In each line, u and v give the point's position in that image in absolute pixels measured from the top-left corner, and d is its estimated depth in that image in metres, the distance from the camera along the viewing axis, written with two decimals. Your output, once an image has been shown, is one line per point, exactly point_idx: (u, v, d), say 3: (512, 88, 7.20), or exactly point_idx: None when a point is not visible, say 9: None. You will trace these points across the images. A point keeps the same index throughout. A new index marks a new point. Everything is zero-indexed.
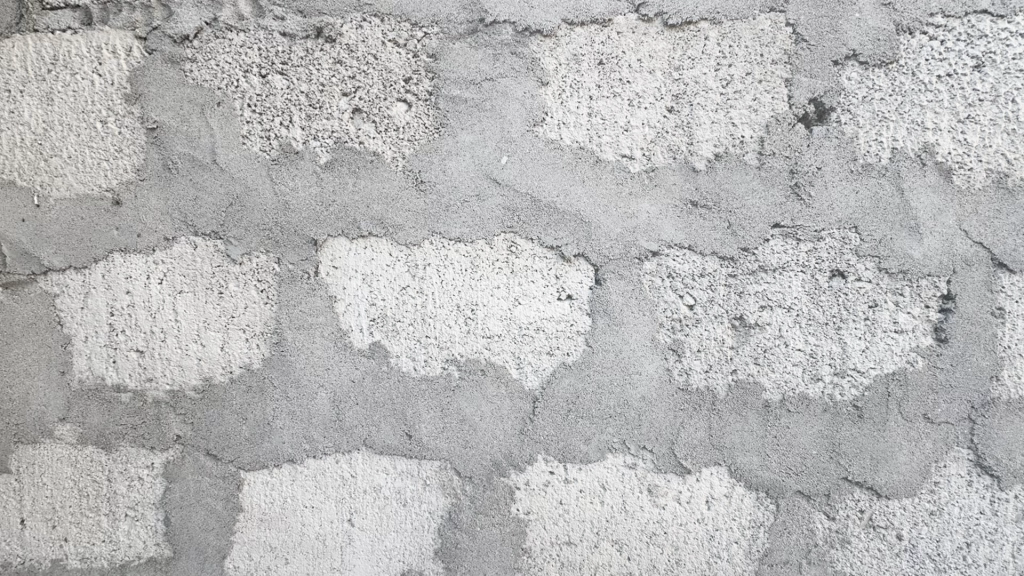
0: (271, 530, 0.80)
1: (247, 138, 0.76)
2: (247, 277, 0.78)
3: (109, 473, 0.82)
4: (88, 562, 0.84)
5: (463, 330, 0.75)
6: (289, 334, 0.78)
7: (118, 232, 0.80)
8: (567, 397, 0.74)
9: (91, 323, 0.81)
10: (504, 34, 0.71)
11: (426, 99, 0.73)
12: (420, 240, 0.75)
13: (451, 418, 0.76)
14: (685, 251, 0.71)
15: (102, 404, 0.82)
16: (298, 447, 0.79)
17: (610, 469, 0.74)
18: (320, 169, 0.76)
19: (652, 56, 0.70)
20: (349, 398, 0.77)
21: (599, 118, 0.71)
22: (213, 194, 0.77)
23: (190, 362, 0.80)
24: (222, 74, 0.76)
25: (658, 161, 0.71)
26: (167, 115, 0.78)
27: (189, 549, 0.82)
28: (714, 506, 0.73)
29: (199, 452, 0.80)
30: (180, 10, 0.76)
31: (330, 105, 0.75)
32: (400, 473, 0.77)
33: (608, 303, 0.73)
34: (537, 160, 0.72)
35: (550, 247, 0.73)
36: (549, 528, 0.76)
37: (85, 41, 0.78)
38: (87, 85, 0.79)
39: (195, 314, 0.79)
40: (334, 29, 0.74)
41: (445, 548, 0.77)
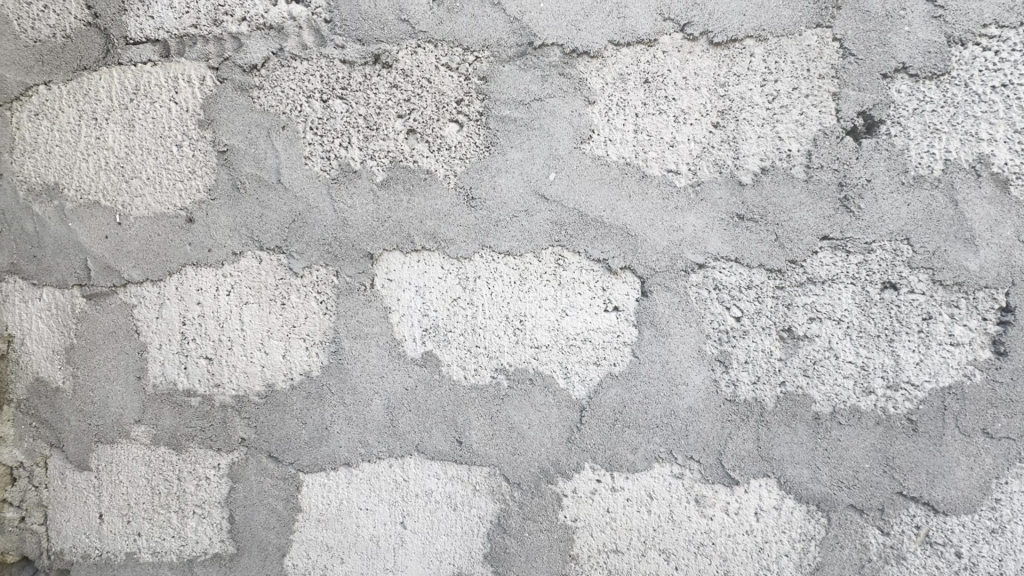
0: (328, 531, 0.84)
1: (310, 159, 0.82)
2: (307, 288, 0.83)
3: (179, 473, 0.88)
4: (158, 556, 0.90)
5: (512, 340, 0.78)
6: (346, 343, 0.82)
7: (191, 247, 0.86)
8: (614, 407, 0.76)
9: (165, 332, 0.87)
10: (552, 56, 0.74)
11: (477, 120, 0.77)
12: (470, 253, 0.78)
13: (500, 425, 0.78)
14: (731, 263, 0.72)
15: (174, 407, 0.88)
16: (354, 452, 0.83)
17: (657, 478, 0.75)
18: (376, 187, 0.80)
19: (697, 73, 0.72)
20: (403, 404, 0.81)
21: (644, 135, 0.73)
22: (278, 211, 0.83)
23: (255, 368, 0.85)
24: (287, 99, 0.82)
25: (704, 175, 0.72)
26: (237, 138, 0.83)
27: (251, 547, 0.86)
28: (763, 519, 0.73)
29: (261, 454, 0.85)
30: (249, 41, 0.82)
31: (386, 126, 0.80)
32: (450, 477, 0.80)
33: (654, 314, 0.74)
34: (584, 176, 0.75)
35: (597, 259, 0.75)
36: (596, 535, 0.78)
37: (163, 72, 0.85)
38: (165, 112, 0.86)
39: (259, 323, 0.84)
40: (390, 55, 0.79)
41: (494, 553, 0.80)
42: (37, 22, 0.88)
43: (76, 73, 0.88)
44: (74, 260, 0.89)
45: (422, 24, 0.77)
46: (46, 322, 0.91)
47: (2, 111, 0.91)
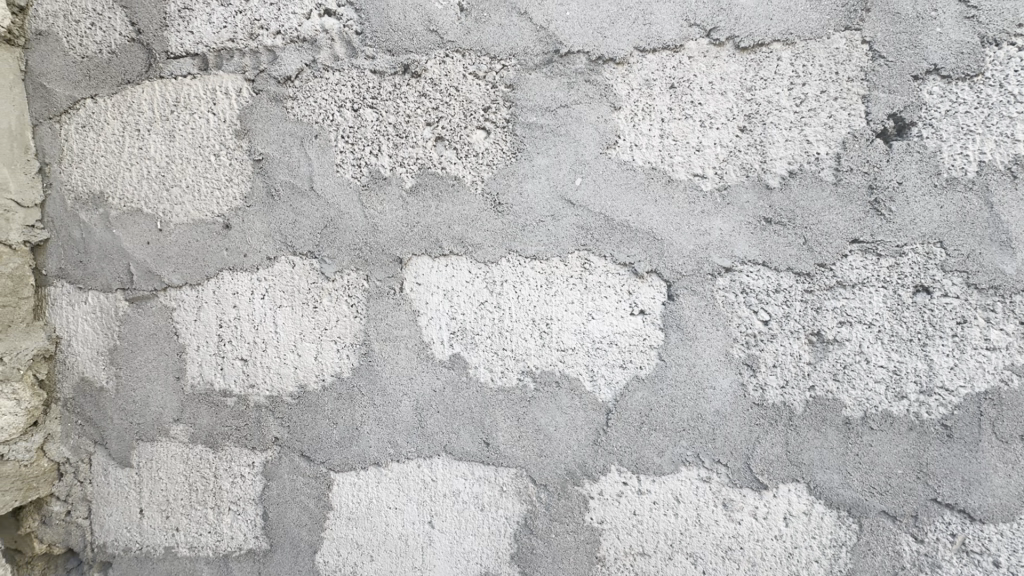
0: (358, 529, 0.86)
1: (341, 166, 0.84)
2: (339, 292, 0.85)
3: (215, 470, 0.91)
4: (195, 551, 0.93)
5: (539, 343, 0.79)
6: (376, 345, 0.84)
7: (228, 252, 0.89)
8: (640, 409, 0.76)
9: (203, 334, 0.91)
10: (578, 64, 0.75)
11: (504, 127, 0.78)
12: (497, 257, 0.79)
13: (527, 428, 0.79)
14: (759, 267, 0.72)
15: (210, 407, 0.91)
16: (383, 452, 0.85)
17: (683, 482, 0.76)
18: (405, 194, 0.82)
19: (723, 78, 0.72)
20: (431, 406, 0.82)
21: (670, 140, 0.74)
22: (310, 218, 0.85)
23: (288, 369, 0.88)
24: (320, 109, 0.84)
25: (731, 179, 0.72)
26: (271, 147, 0.86)
27: (284, 543, 0.89)
28: (792, 524, 0.73)
29: (294, 453, 0.88)
30: (283, 54, 0.85)
31: (415, 134, 0.82)
32: (478, 478, 0.82)
33: (680, 318, 0.74)
34: (610, 181, 0.75)
35: (623, 263, 0.76)
36: (623, 538, 0.78)
37: (202, 85, 0.89)
38: (204, 123, 0.89)
39: (293, 326, 0.87)
40: (419, 64, 0.81)
41: (521, 553, 0.81)
42: (84, 39, 0.93)
43: (120, 87, 0.92)
44: (117, 265, 0.93)
45: (450, 35, 0.79)
46: (91, 325, 0.96)
47: (51, 123, 0.96)
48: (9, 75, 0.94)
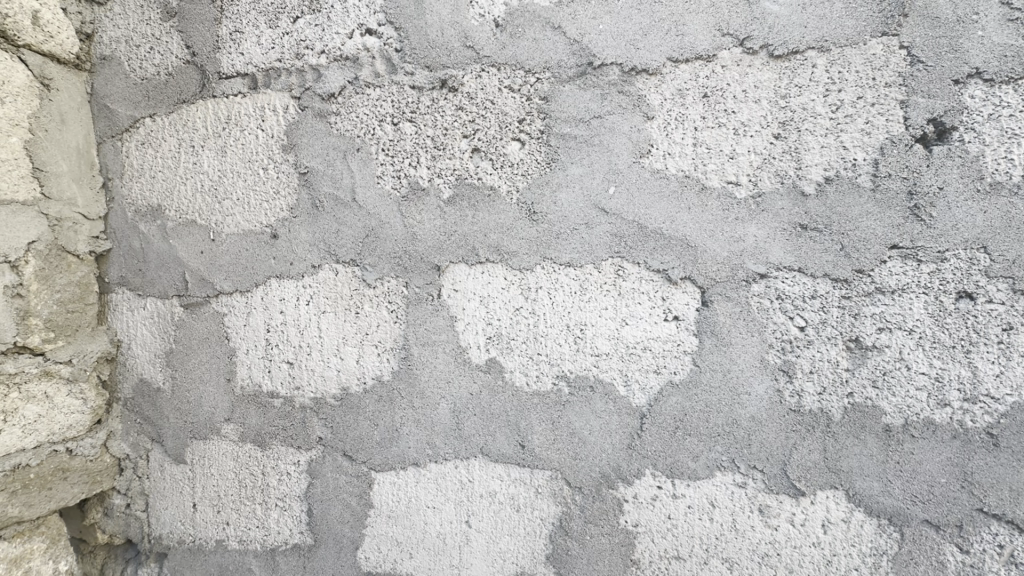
0: (397, 527, 0.89)
1: (382, 178, 0.88)
2: (379, 298, 0.88)
3: (263, 468, 0.96)
4: (244, 544, 0.98)
5: (573, 348, 0.81)
6: (415, 350, 0.87)
7: (275, 261, 0.94)
8: (674, 414, 0.77)
9: (252, 338, 0.96)
10: (611, 75, 0.77)
11: (539, 137, 0.81)
12: (532, 264, 0.82)
13: (562, 431, 0.81)
14: (795, 273, 0.72)
15: (259, 407, 0.96)
16: (422, 452, 0.88)
17: (719, 486, 0.76)
18: (443, 204, 0.85)
19: (757, 86, 0.73)
20: (468, 408, 0.85)
21: (704, 148, 0.75)
22: (353, 227, 0.89)
23: (331, 372, 0.92)
24: (362, 124, 0.88)
25: (765, 186, 0.73)
26: (316, 161, 0.91)
27: (327, 538, 0.93)
28: (831, 531, 0.72)
29: (337, 452, 0.91)
30: (327, 72, 0.89)
31: (453, 146, 0.85)
32: (514, 479, 0.84)
33: (715, 324, 0.75)
34: (643, 189, 0.77)
35: (657, 270, 0.77)
36: (657, 541, 0.79)
37: (252, 102, 0.94)
38: (253, 139, 0.94)
39: (336, 331, 0.91)
40: (456, 79, 0.84)
41: (556, 554, 0.82)
42: (144, 62, 1.00)
43: (177, 106, 0.98)
44: (174, 273, 0.99)
45: (486, 50, 0.82)
46: (149, 329, 1.02)
47: (114, 141, 1.03)
48: (76, 96, 1.01)
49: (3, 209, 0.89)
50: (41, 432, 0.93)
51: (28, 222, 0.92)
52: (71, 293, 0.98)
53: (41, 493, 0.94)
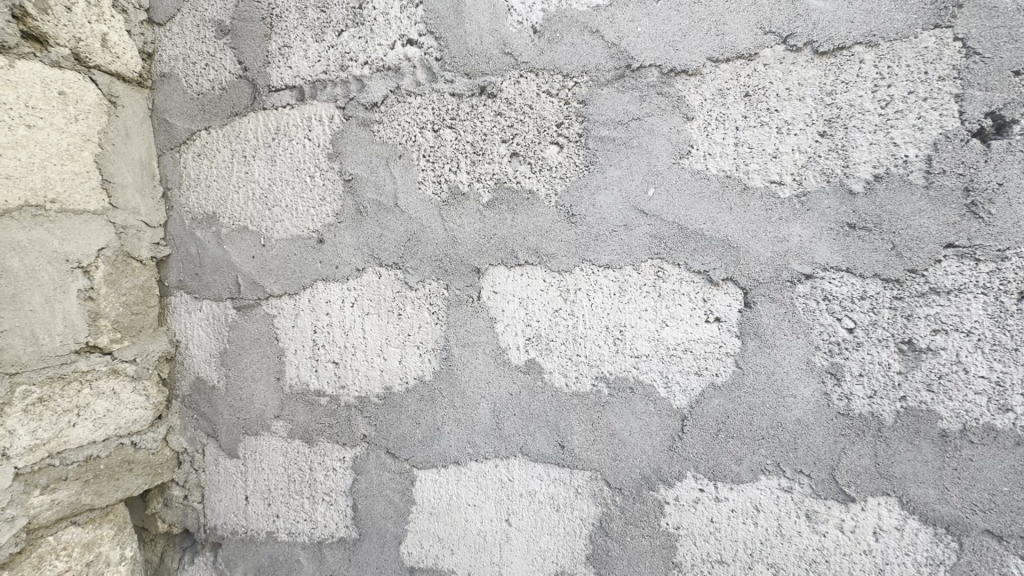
0: (438, 523, 0.92)
1: (423, 184, 0.90)
2: (421, 300, 0.91)
3: (311, 463, 1.00)
4: (293, 536, 1.02)
5: (613, 349, 0.81)
6: (456, 350, 0.89)
7: (322, 264, 0.98)
8: (717, 416, 0.76)
9: (300, 339, 1.00)
10: (650, 77, 0.77)
11: (577, 140, 0.82)
12: (571, 266, 0.82)
13: (601, 432, 0.82)
14: (842, 273, 0.70)
15: (307, 405, 1.00)
16: (463, 451, 0.90)
17: (763, 490, 0.75)
18: (483, 208, 0.87)
19: (801, 84, 0.71)
20: (508, 408, 0.87)
21: (746, 148, 0.74)
22: (395, 231, 0.92)
23: (375, 372, 0.95)
24: (404, 131, 0.91)
25: (811, 185, 0.71)
26: (360, 168, 0.94)
27: (372, 533, 0.96)
28: (883, 539, 0.70)
29: (381, 450, 0.95)
30: (370, 82, 0.93)
31: (492, 151, 0.86)
32: (553, 479, 0.85)
33: (758, 325, 0.74)
34: (683, 190, 0.77)
35: (697, 271, 0.77)
36: (700, 544, 0.78)
37: (299, 114, 0.98)
38: (300, 148, 0.99)
39: (379, 332, 0.94)
40: (495, 86, 0.85)
41: (597, 554, 0.83)
42: (200, 78, 1.06)
43: (230, 119, 1.04)
44: (227, 277, 1.05)
45: (524, 56, 0.83)
46: (205, 330, 1.08)
47: (173, 153, 1.09)
48: (139, 112, 1.08)
49: (78, 218, 0.95)
50: (109, 426, 1.00)
51: (98, 230, 0.99)
52: (135, 296, 1.05)
53: (110, 482, 1.01)
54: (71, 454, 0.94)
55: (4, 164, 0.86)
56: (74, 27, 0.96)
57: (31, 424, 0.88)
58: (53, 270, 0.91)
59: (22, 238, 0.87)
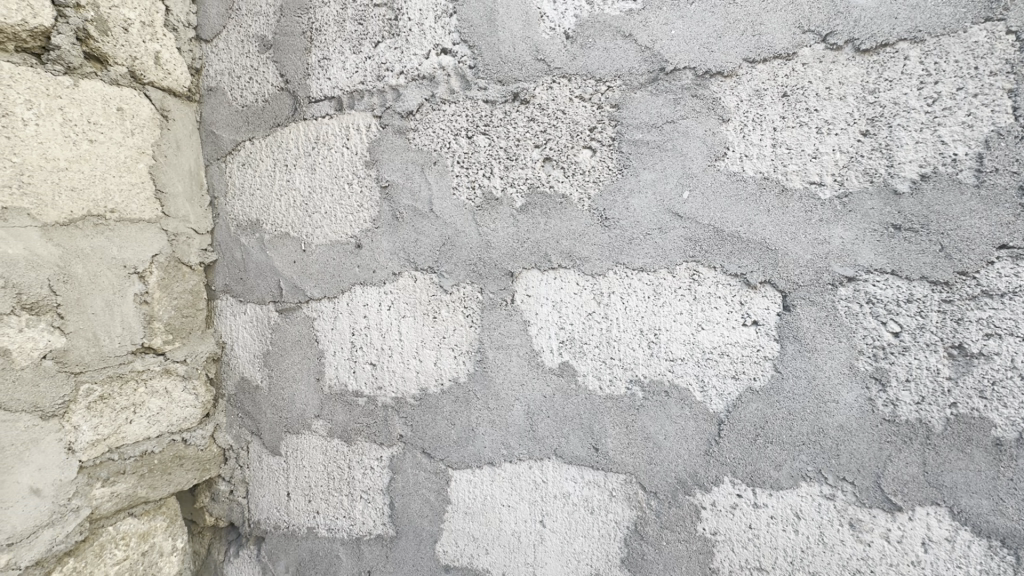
0: (473, 523, 0.93)
1: (457, 190, 0.92)
2: (455, 303, 0.93)
3: (349, 462, 1.03)
4: (332, 532, 1.05)
5: (647, 352, 0.81)
6: (490, 353, 0.91)
7: (360, 269, 1.01)
8: (755, 421, 0.76)
9: (338, 341, 1.03)
10: (684, 80, 0.77)
11: (610, 144, 0.82)
12: (605, 270, 0.83)
13: (636, 435, 0.82)
14: (887, 276, 0.69)
15: (346, 405, 1.03)
16: (497, 452, 0.91)
17: (804, 497, 0.74)
18: (516, 212, 0.88)
19: (842, 82, 0.70)
20: (542, 410, 0.87)
21: (784, 149, 0.73)
22: (431, 236, 0.94)
23: (411, 374, 0.97)
24: (438, 138, 0.93)
25: (852, 186, 0.70)
26: (396, 175, 0.97)
27: (408, 530, 0.98)
28: (932, 550, 0.68)
29: (416, 449, 0.97)
30: (406, 91, 0.95)
31: (525, 156, 0.87)
32: (588, 482, 0.85)
33: (798, 329, 0.73)
34: (719, 193, 0.76)
35: (734, 274, 0.76)
36: (738, 551, 0.78)
37: (337, 123, 1.02)
38: (339, 156, 1.02)
39: (415, 334, 0.96)
40: (527, 92, 0.87)
41: (632, 558, 0.83)
42: (244, 91, 1.11)
43: (272, 129, 1.08)
44: (270, 281, 1.09)
45: (557, 62, 0.84)
46: (249, 332, 1.13)
47: (219, 164, 1.15)
48: (188, 124, 1.14)
49: (134, 227, 1.01)
50: (162, 423, 1.06)
51: (152, 237, 1.04)
52: (186, 300, 1.11)
53: (163, 476, 1.06)
54: (129, 449, 1.00)
55: (70, 176, 0.92)
56: (131, 47, 1.01)
57: (94, 420, 0.94)
58: (113, 275, 0.97)
59: (86, 245, 0.93)
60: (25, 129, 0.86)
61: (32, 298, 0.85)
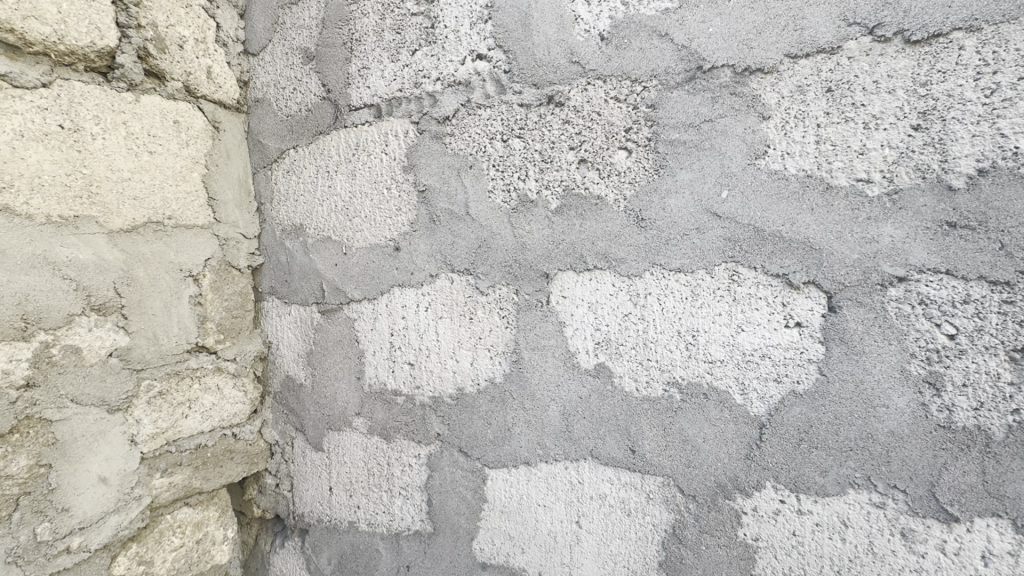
0: (510, 521, 0.94)
1: (493, 193, 0.94)
2: (491, 305, 0.94)
3: (388, 458, 1.06)
4: (372, 527, 1.09)
5: (685, 354, 0.80)
6: (525, 353, 0.92)
7: (398, 271, 1.03)
8: (799, 425, 0.74)
9: (378, 341, 1.06)
10: (723, 77, 0.76)
11: (646, 144, 0.82)
12: (641, 271, 0.82)
13: (674, 437, 0.81)
14: (941, 276, 0.66)
15: (385, 404, 1.06)
16: (533, 452, 0.92)
17: (852, 505, 0.71)
18: (551, 214, 0.89)
19: (891, 75, 0.67)
20: (578, 411, 0.88)
21: (828, 145, 0.71)
22: (467, 239, 0.96)
23: (448, 373, 0.99)
24: (474, 142, 0.95)
25: (903, 182, 0.67)
26: (433, 179, 0.99)
27: (446, 527, 1.00)
28: (994, 564, 0.64)
29: (453, 448, 0.99)
30: (442, 97, 0.97)
31: (560, 158, 0.88)
32: (624, 484, 0.85)
33: (844, 331, 0.71)
34: (759, 192, 0.75)
35: (776, 274, 0.74)
36: (781, 558, 0.76)
37: (376, 130, 1.05)
38: (378, 162, 1.05)
39: (451, 335, 0.98)
40: (562, 95, 0.87)
41: (670, 562, 0.82)
42: (289, 101, 1.15)
43: (315, 137, 1.13)
44: (313, 283, 1.13)
45: (592, 64, 0.85)
46: (294, 332, 1.17)
47: (266, 171, 1.20)
48: (237, 134, 1.20)
49: (189, 232, 1.07)
50: (214, 418, 1.11)
51: (205, 242, 1.10)
52: (236, 301, 1.17)
53: (215, 469, 1.12)
54: (184, 442, 1.06)
55: (133, 186, 0.98)
56: (185, 62, 1.08)
57: (154, 414, 1.00)
58: (170, 278, 1.03)
59: (146, 250, 0.99)
60: (94, 143, 0.92)
61: (100, 300, 0.92)
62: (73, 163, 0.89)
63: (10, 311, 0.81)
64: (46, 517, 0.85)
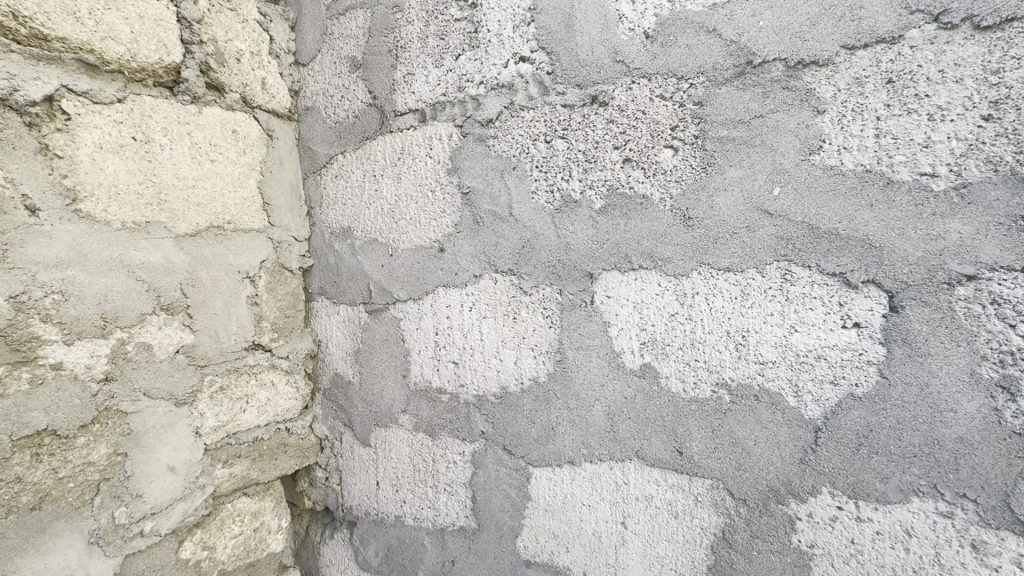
0: (554, 520, 0.95)
1: (536, 193, 0.94)
2: (535, 305, 0.95)
3: (433, 455, 1.08)
4: (418, 521, 1.11)
5: (734, 355, 0.79)
6: (570, 353, 0.92)
7: (443, 272, 1.06)
8: (858, 429, 0.71)
9: (423, 340, 1.09)
10: (774, 72, 0.74)
11: (693, 142, 0.81)
12: (689, 270, 0.81)
13: (723, 440, 0.79)
14: (1016, 274, 0.62)
15: (430, 401, 1.08)
16: (578, 452, 0.92)
17: (916, 514, 0.68)
18: (595, 214, 0.89)
19: (958, 64, 0.64)
20: (623, 412, 0.87)
21: (889, 138, 0.68)
22: (510, 240, 0.97)
23: (492, 372, 1.00)
24: (517, 144, 0.96)
25: (972, 176, 0.64)
26: (477, 181, 1.01)
27: (490, 524, 1.02)
28: None
29: (497, 446, 1.00)
30: (486, 100, 0.99)
31: (604, 158, 0.88)
32: (672, 486, 0.84)
33: (907, 333, 0.68)
34: (814, 188, 0.72)
35: (832, 273, 0.72)
36: (838, 567, 0.73)
37: (421, 134, 1.08)
38: (422, 165, 1.08)
39: (495, 334, 1.00)
40: (606, 94, 0.87)
41: (719, 566, 0.81)
42: (337, 109, 1.20)
43: (362, 143, 1.16)
44: (361, 284, 1.17)
45: (636, 62, 0.84)
46: (342, 331, 1.22)
47: (316, 176, 1.25)
48: (289, 141, 1.25)
49: (246, 236, 1.13)
50: (269, 413, 1.17)
51: (260, 245, 1.16)
52: (288, 301, 1.22)
53: (270, 461, 1.18)
54: (243, 435, 1.12)
55: (196, 192, 1.04)
56: (242, 74, 1.13)
57: (216, 408, 1.06)
58: (230, 279, 1.09)
59: (208, 253, 1.05)
60: (162, 153, 0.98)
61: (168, 300, 0.98)
62: (145, 173, 0.95)
63: (90, 311, 0.87)
64: (122, 501, 0.92)
